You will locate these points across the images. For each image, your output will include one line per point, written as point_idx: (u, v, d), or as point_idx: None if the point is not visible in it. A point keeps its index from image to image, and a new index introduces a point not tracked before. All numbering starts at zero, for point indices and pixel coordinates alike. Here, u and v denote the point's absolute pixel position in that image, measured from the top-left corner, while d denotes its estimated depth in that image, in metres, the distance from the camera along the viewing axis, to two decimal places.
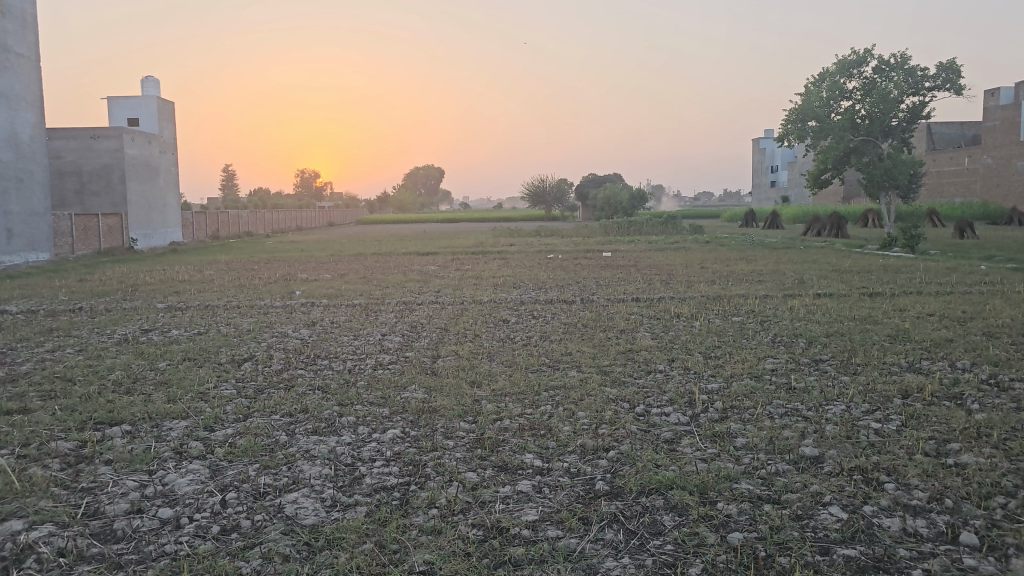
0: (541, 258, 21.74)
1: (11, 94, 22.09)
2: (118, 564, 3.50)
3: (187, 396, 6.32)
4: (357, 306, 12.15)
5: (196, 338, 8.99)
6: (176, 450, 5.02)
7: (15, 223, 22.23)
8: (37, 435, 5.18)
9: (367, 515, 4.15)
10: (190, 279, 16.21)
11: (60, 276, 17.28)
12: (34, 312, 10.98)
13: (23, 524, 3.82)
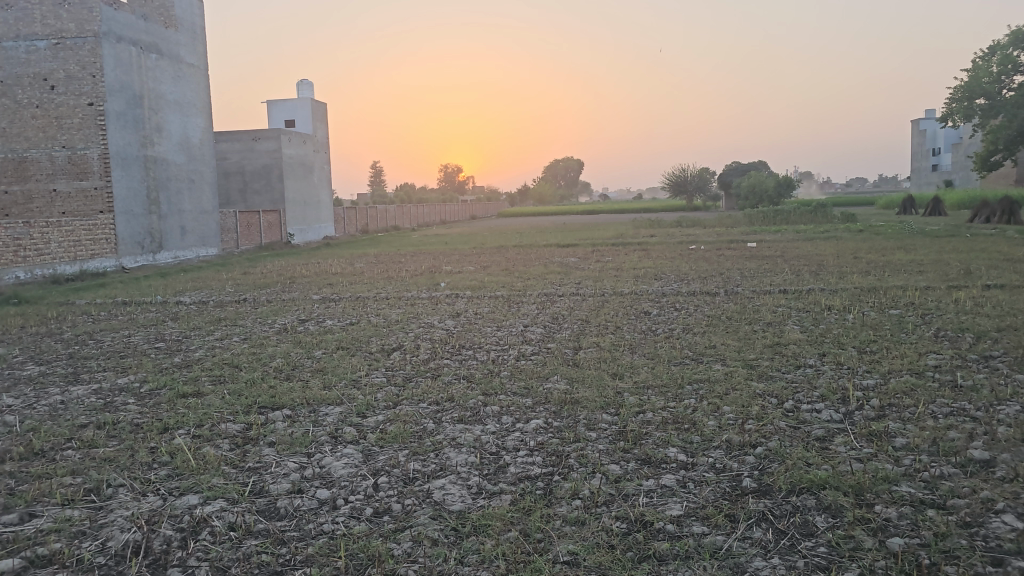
0: (683, 251, 21.25)
1: (184, 101, 23.87)
2: (281, 540, 3.72)
3: (341, 383, 6.65)
4: (500, 297, 12.34)
5: (348, 328, 9.41)
6: (332, 434, 5.29)
7: (188, 220, 24.04)
8: (209, 416, 5.60)
9: (511, 503, 4.22)
10: (342, 272, 17.04)
11: (227, 270, 18.49)
12: (205, 303, 11.84)
13: (198, 499, 4.13)
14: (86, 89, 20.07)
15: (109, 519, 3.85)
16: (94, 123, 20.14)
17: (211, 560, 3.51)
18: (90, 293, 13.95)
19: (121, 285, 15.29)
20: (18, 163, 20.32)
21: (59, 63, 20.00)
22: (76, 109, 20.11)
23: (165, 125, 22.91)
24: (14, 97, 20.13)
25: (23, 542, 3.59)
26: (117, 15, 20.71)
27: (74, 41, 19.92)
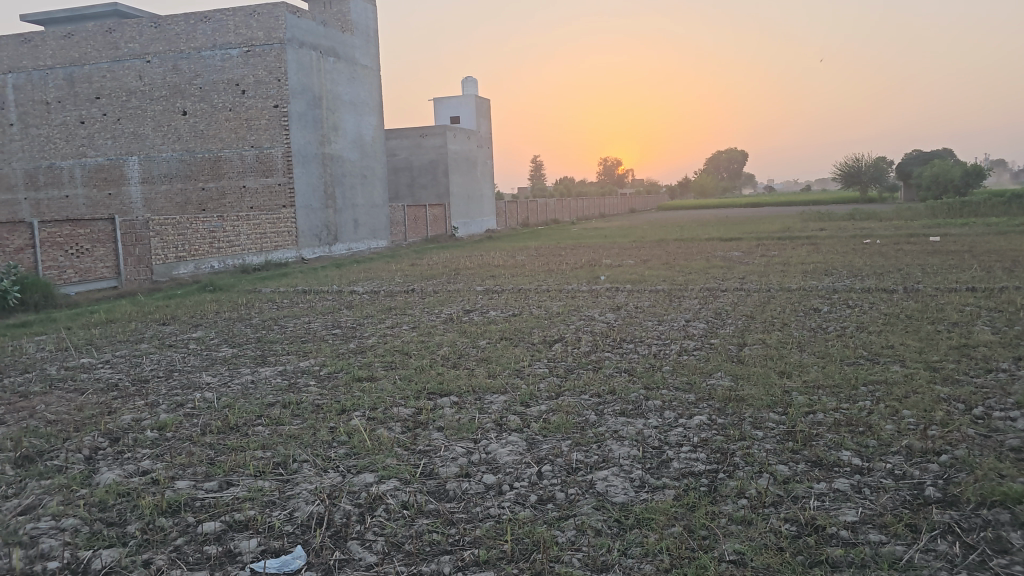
0: (857, 245, 20.12)
1: (358, 101, 25.13)
2: (450, 521, 3.87)
3: (504, 372, 6.80)
4: (661, 291, 12.17)
5: (510, 319, 9.61)
6: (496, 422, 5.42)
7: (360, 214, 25.31)
8: (383, 400, 5.89)
9: (675, 498, 4.17)
10: (504, 264, 17.37)
11: (395, 261, 19.31)
12: (377, 292, 12.43)
13: (373, 477, 4.37)
14: (272, 93, 21.56)
15: (295, 491, 4.15)
16: (279, 124, 21.60)
17: (386, 535, 3.71)
18: (274, 282, 14.98)
19: (301, 275, 16.30)
20: (214, 162, 22.14)
21: (249, 69, 21.62)
22: (263, 111, 21.65)
23: (341, 124, 24.21)
24: (211, 102, 21.96)
25: (222, 507, 3.93)
26: (300, 22, 22.09)
27: (262, 48, 21.46)
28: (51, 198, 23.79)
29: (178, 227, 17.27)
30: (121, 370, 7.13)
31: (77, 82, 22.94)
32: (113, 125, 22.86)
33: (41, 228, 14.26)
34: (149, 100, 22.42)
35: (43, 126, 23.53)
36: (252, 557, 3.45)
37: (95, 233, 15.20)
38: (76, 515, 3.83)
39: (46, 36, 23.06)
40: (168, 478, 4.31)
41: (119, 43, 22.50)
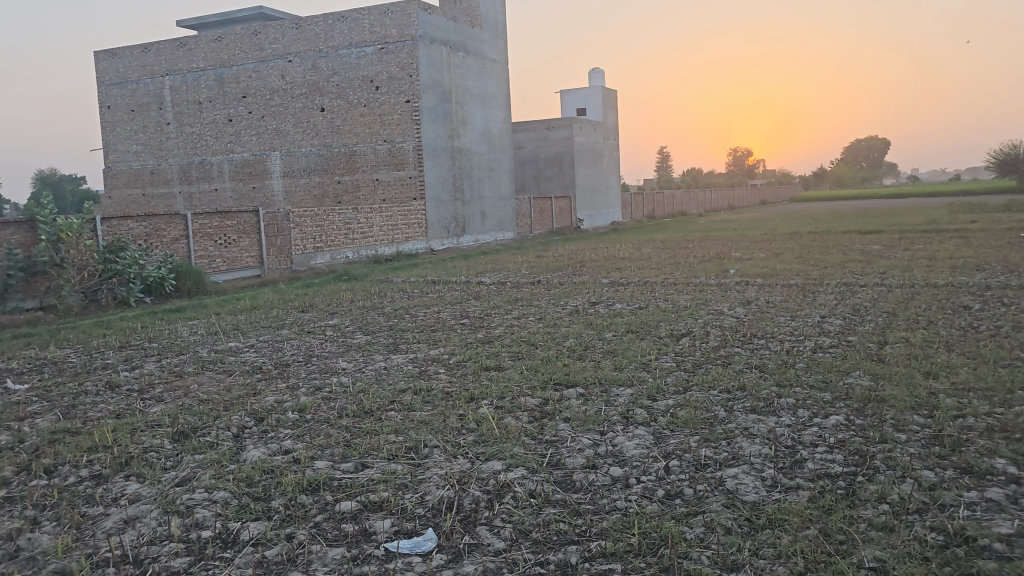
0: (1013, 238, 18.70)
1: (487, 94, 25.47)
2: (577, 511, 3.87)
3: (631, 366, 6.74)
4: (795, 286, 11.74)
5: (637, 312, 9.51)
6: (623, 415, 5.39)
7: (488, 206, 25.68)
8: (510, 390, 5.96)
9: (809, 500, 4.02)
10: (630, 256, 17.22)
11: (521, 253, 19.46)
12: (503, 283, 12.57)
13: (501, 465, 4.43)
14: (404, 88, 22.17)
15: (426, 476, 4.27)
16: (410, 118, 22.18)
17: (513, 522, 3.75)
18: (405, 272, 15.43)
19: (430, 266, 16.69)
20: (349, 156, 23.00)
21: (383, 66, 22.33)
22: (396, 106, 22.30)
23: (470, 117, 24.61)
24: (347, 98, 22.81)
25: (358, 488, 4.09)
26: (431, 18, 22.59)
27: (396, 45, 22.10)
28: (202, 191, 25.35)
29: (316, 219, 18.03)
30: (265, 354, 7.54)
31: (226, 82, 24.36)
32: (258, 122, 24.12)
33: (194, 219, 15.24)
34: (291, 98, 23.54)
35: (195, 124, 25.11)
36: (386, 536, 3.58)
37: (241, 224, 16.20)
38: (226, 489, 4.08)
39: (199, 40, 24.57)
40: (308, 458, 4.52)
41: (264, 44, 23.72)
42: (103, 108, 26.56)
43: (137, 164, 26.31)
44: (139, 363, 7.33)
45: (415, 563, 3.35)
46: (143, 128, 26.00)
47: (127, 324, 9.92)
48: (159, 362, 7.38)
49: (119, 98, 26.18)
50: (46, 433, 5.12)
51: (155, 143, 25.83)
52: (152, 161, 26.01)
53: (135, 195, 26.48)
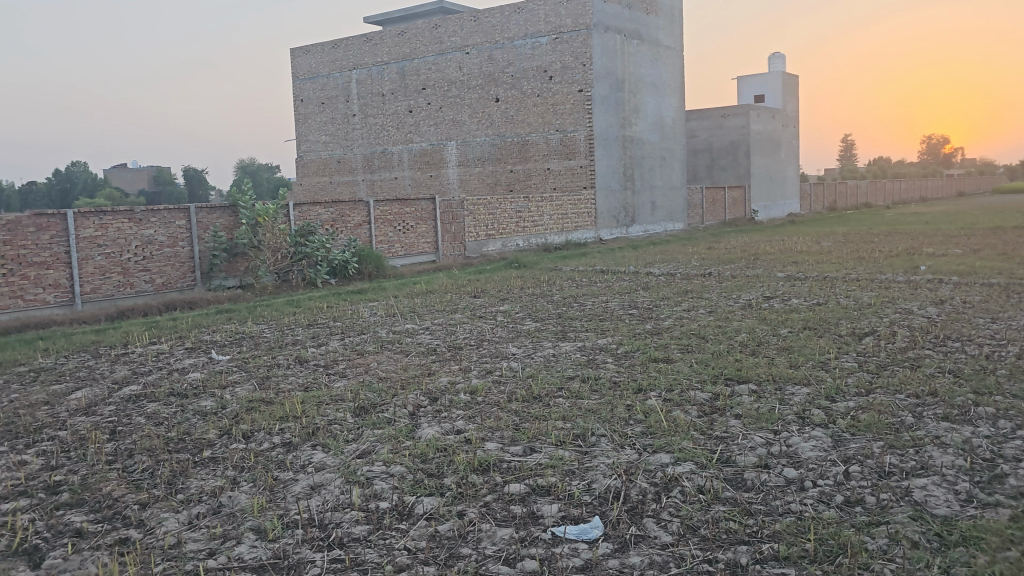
0: None
1: (660, 82, 25.03)
2: (748, 511, 3.75)
3: (807, 364, 6.43)
4: (996, 285, 10.75)
5: (815, 308, 9.04)
6: (799, 415, 5.16)
7: (658, 196, 25.29)
8: (679, 382, 5.86)
9: (1011, 520, 3.67)
10: (809, 250, 16.40)
11: (692, 244, 19.01)
12: (673, 275, 12.36)
13: (669, 458, 4.36)
14: (577, 78, 22.20)
15: (594, 464, 4.27)
16: (582, 108, 22.19)
17: (681, 517, 3.68)
18: (574, 261, 15.50)
19: (598, 255, 16.67)
20: (522, 145, 23.37)
21: (557, 55, 22.48)
22: (569, 96, 22.39)
23: (643, 106, 24.28)
24: (522, 88, 23.18)
25: (527, 472, 4.17)
26: (606, 7, 22.44)
27: (570, 34, 22.17)
28: (383, 179, 26.59)
29: (489, 207, 18.46)
30: (439, 336, 7.82)
31: (407, 75, 25.44)
32: (436, 113, 24.98)
33: (376, 206, 16.04)
34: (467, 89, 24.22)
35: (378, 115, 26.36)
36: (553, 521, 3.63)
37: (418, 211, 16.90)
38: (403, 464, 4.28)
39: (384, 35, 25.75)
40: (479, 439, 4.65)
41: (443, 38, 24.53)
42: (297, 101, 28.44)
43: (326, 153, 27.98)
44: (324, 341, 7.83)
45: (580, 550, 3.37)
46: (332, 120, 27.61)
47: (315, 303, 10.62)
48: (343, 340, 7.84)
49: (311, 92, 27.94)
50: (244, 401, 5.58)
51: (341, 133, 27.37)
52: (339, 151, 27.57)
53: (322, 182, 28.20)
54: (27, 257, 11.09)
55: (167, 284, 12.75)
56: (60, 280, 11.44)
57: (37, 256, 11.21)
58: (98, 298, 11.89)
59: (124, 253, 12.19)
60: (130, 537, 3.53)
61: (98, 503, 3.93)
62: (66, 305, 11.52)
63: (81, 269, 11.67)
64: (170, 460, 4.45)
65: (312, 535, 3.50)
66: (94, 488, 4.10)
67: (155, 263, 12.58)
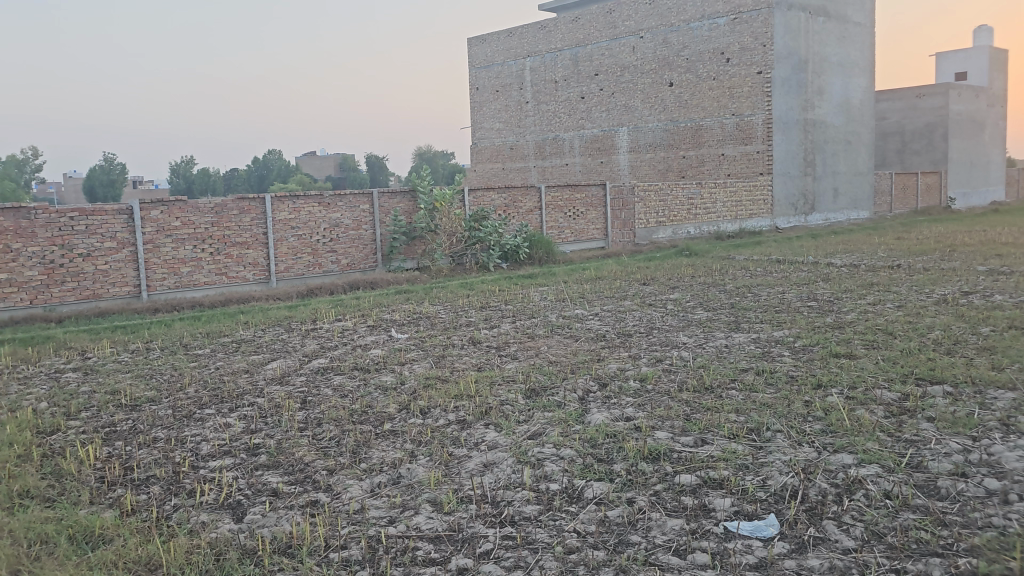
0: None
1: (848, 62, 23.61)
2: (942, 522, 3.47)
3: (1013, 367, 5.86)
4: None
5: (1022, 305, 8.23)
6: (1002, 421, 4.71)
7: (842, 182, 23.90)
8: (864, 380, 5.53)
9: None
10: (1016, 242, 14.93)
11: (878, 234, 17.83)
12: (857, 266, 11.66)
13: (852, 459, 4.12)
14: (756, 59, 21.33)
15: (769, 460, 4.12)
16: (761, 90, 21.32)
17: (866, 522, 3.48)
18: (749, 249, 14.95)
19: (775, 244, 15.99)
20: (696, 130, 22.79)
21: (736, 36, 21.70)
22: (747, 78, 21.57)
23: (828, 87, 22.98)
24: (697, 72, 22.61)
25: (698, 463, 4.08)
26: None
27: (750, 14, 21.34)
28: (554, 165, 26.79)
29: (660, 193, 18.15)
30: (609, 323, 7.80)
31: (580, 61, 25.47)
32: (608, 98, 24.88)
33: (547, 192, 16.20)
34: (641, 73, 23.94)
35: (551, 102, 26.56)
36: (726, 515, 3.53)
37: (589, 198, 16.92)
38: (573, 447, 4.30)
39: (558, 22, 25.88)
40: (649, 427, 4.60)
41: (618, 22, 24.36)
42: (472, 90, 29.18)
43: (499, 140, 28.55)
44: (497, 323, 8.02)
45: (754, 547, 3.26)
46: (505, 107, 28.11)
47: (487, 286, 10.87)
48: (514, 323, 8.00)
49: (486, 80, 28.55)
50: (421, 378, 5.82)
51: (514, 120, 27.82)
52: (512, 138, 28.04)
53: (496, 168, 28.81)
54: (230, 238, 12.14)
55: (352, 265, 13.50)
56: (258, 259, 12.43)
57: (239, 236, 12.22)
58: (290, 276, 12.82)
59: (314, 235, 13.03)
60: (320, 500, 3.79)
61: (291, 466, 4.24)
62: (262, 282, 12.51)
63: (276, 250, 12.60)
64: (354, 431, 4.72)
65: (485, 511, 3.60)
66: (287, 452, 4.43)
67: (341, 245, 13.35)
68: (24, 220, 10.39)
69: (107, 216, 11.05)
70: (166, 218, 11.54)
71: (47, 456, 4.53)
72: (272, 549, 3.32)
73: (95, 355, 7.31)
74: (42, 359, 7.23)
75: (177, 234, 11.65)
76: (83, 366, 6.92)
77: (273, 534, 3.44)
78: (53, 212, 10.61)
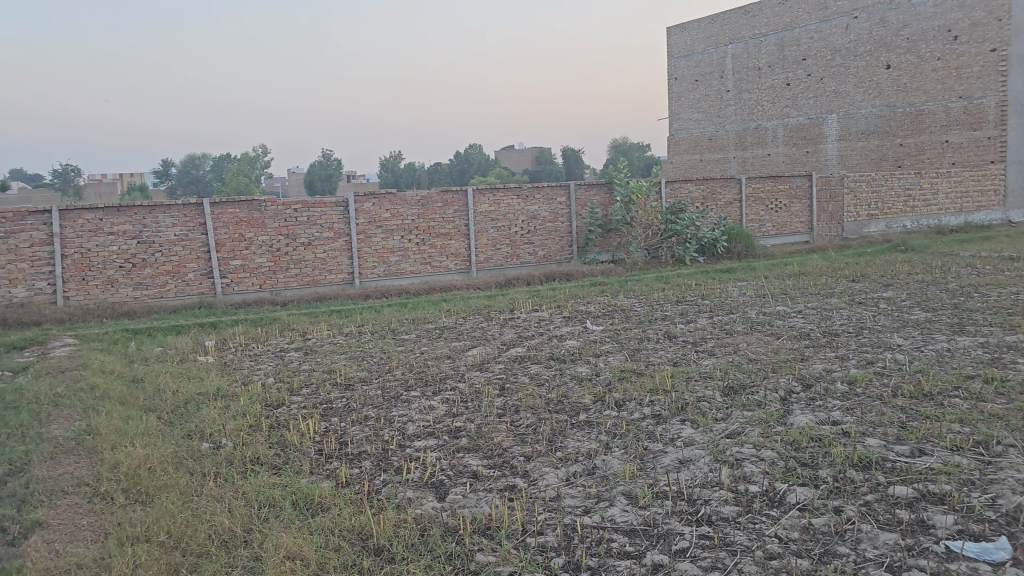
0: None
1: None
2: None
3: None
4: None
5: None
6: None
7: None
8: None
9: None
10: None
11: None
12: None
13: None
14: (990, 35, 19.35)
15: (1001, 477, 3.72)
16: (995, 70, 19.31)
17: None
18: (976, 245, 13.60)
19: (1006, 239, 14.46)
20: (916, 116, 21.05)
21: (966, 11, 19.85)
22: (978, 56, 19.62)
23: None
24: (918, 52, 20.94)
25: (916, 475, 3.76)
26: None
27: None
28: (756, 156, 25.78)
29: (873, 184, 16.97)
30: (815, 321, 7.41)
31: (787, 46, 24.35)
32: (817, 85, 23.59)
33: (748, 183, 15.64)
34: (854, 57, 22.53)
35: (753, 90, 25.55)
36: (948, 534, 3.23)
37: (793, 189, 16.13)
38: (774, 449, 4.12)
39: (764, 6, 24.87)
40: (859, 433, 4.31)
41: (829, 2, 23.02)
42: (671, 80, 28.64)
43: (697, 131, 27.83)
44: (694, 318, 7.85)
45: (982, 571, 2.95)
46: (705, 97, 27.38)
47: (683, 280, 10.65)
48: (712, 318, 7.78)
49: (685, 70, 27.91)
50: (617, 370, 5.82)
51: (714, 110, 27.01)
52: (711, 128, 27.25)
53: (693, 160, 28.13)
54: (435, 229, 12.70)
55: (548, 257, 13.73)
56: (460, 250, 12.94)
57: (443, 228, 12.77)
58: (490, 267, 13.23)
59: (512, 227, 13.35)
60: (517, 485, 3.88)
61: (490, 450, 4.38)
62: (464, 271, 13.01)
63: (477, 241, 13.05)
64: (551, 419, 4.80)
65: (681, 508, 3.54)
66: (487, 437, 4.57)
67: (538, 237, 13.60)
68: (256, 212, 11.42)
69: (326, 208, 11.89)
70: (377, 210, 12.26)
71: (273, 427, 4.97)
72: (472, 529, 3.45)
73: (315, 336, 7.93)
74: (270, 338, 7.93)
75: (387, 225, 12.36)
76: (304, 346, 7.51)
77: (473, 515, 3.56)
78: (280, 204, 11.59)
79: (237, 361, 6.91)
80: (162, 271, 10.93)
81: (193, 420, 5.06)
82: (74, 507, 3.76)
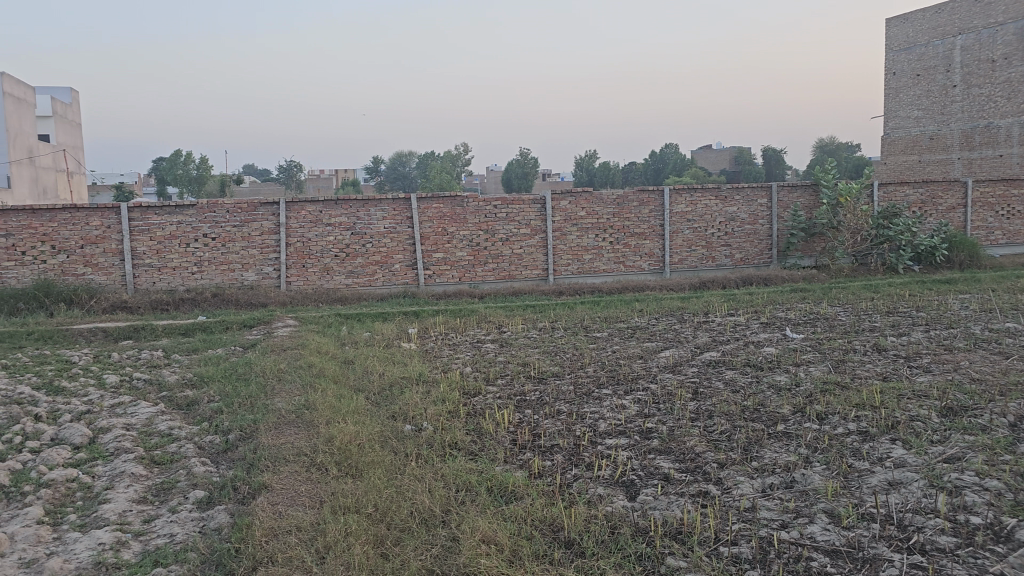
0: None
1: None
2: None
3: None
4: None
5: None
6: None
7: None
8: None
9: None
10: None
11: None
12: None
13: None
14: None
15: None
16: None
17: None
18: None
19: None
20: None
21: None
22: None
23: None
24: None
25: None
26: None
27: None
28: (986, 156, 23.50)
29: None
30: None
31: None
32: None
33: (976, 187, 14.32)
34: None
35: (984, 85, 23.32)
36: None
37: None
38: (1001, 479, 3.74)
39: None
40: None
41: None
42: (889, 75, 26.70)
43: (916, 130, 25.72)
44: (907, 330, 7.28)
45: None
46: (927, 93, 25.24)
47: (895, 290, 9.93)
48: (929, 332, 7.18)
49: (906, 64, 25.93)
50: (819, 381, 5.52)
51: (937, 107, 24.87)
52: (932, 127, 25.11)
53: (909, 161, 26.00)
54: (629, 228, 12.64)
55: (746, 260, 13.25)
56: (654, 250, 12.78)
57: (638, 228, 12.68)
58: (684, 268, 12.96)
59: (709, 228, 13.02)
60: (710, 492, 3.78)
61: (682, 454, 4.30)
62: (657, 271, 12.84)
63: (671, 241, 12.85)
64: (746, 427, 4.64)
65: (890, 533, 3.30)
66: (679, 440, 4.50)
67: (736, 239, 13.18)
68: (458, 207, 11.88)
69: (524, 205, 12.17)
70: (573, 208, 12.40)
71: (470, 414, 5.15)
72: (663, 532, 3.40)
73: (509, 330, 8.14)
74: (467, 329, 8.24)
75: (583, 223, 12.45)
76: (500, 338, 7.73)
77: (665, 518, 3.51)
78: (481, 200, 11.99)
79: (437, 350, 7.23)
80: (372, 261, 11.64)
81: (398, 403, 5.36)
82: (294, 474, 4.10)
